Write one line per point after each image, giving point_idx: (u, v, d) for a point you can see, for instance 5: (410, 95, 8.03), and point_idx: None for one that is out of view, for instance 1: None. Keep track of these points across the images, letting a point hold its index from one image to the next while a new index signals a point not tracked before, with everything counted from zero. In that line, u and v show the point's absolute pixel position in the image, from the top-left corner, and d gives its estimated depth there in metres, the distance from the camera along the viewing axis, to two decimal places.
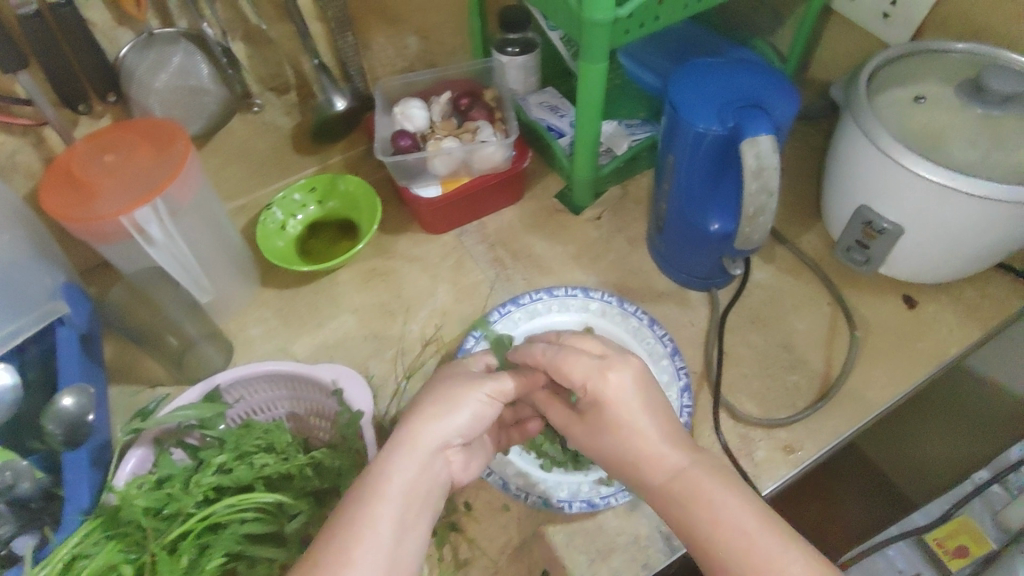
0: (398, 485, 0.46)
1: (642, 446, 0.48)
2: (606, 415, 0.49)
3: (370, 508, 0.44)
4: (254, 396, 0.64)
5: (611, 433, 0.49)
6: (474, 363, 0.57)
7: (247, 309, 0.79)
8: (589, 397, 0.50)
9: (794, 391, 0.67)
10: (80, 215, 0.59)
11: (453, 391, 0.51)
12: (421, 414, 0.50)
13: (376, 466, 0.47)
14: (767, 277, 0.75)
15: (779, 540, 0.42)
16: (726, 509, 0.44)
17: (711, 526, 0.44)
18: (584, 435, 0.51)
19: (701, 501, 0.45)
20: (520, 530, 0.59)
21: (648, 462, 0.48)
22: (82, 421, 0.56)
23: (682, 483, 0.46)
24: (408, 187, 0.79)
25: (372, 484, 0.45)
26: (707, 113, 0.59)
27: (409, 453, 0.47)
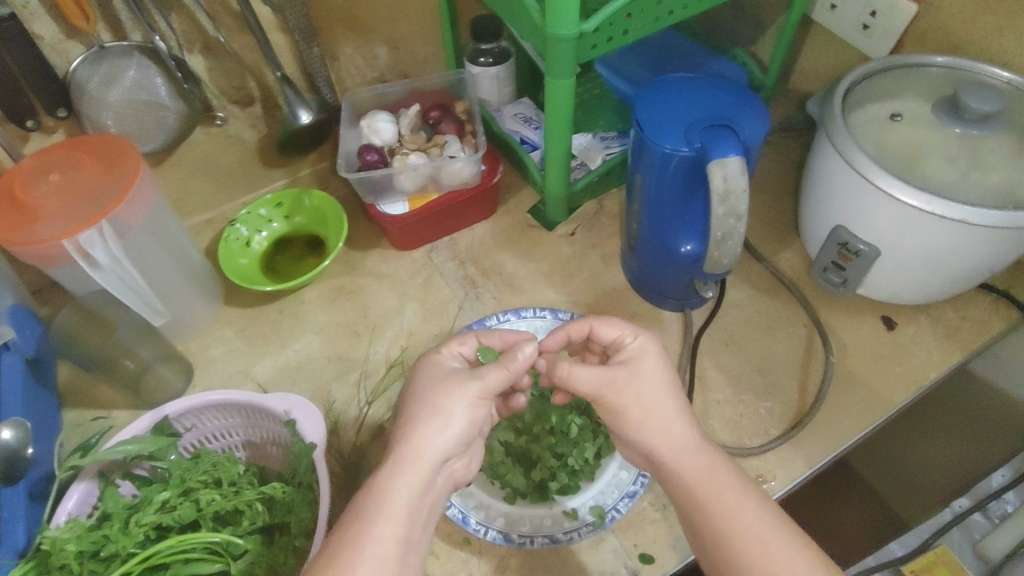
0: (398, 504, 0.44)
1: (659, 441, 0.48)
2: (647, 373, 0.49)
3: (372, 529, 0.42)
4: (207, 424, 0.62)
5: (652, 392, 0.49)
6: (447, 357, 0.54)
7: (209, 328, 0.76)
8: (636, 348, 0.51)
9: (768, 418, 0.64)
10: (21, 238, 0.57)
11: (442, 395, 0.48)
12: (416, 424, 0.47)
13: (376, 484, 0.45)
14: (742, 297, 0.73)
15: (791, 545, 0.42)
16: (747, 519, 0.43)
17: (728, 527, 0.43)
18: (626, 388, 0.49)
19: (717, 502, 0.44)
20: (481, 565, 0.57)
21: (671, 452, 0.47)
22: (17, 456, 0.54)
23: (697, 479, 0.46)
24: (374, 203, 0.77)
25: (373, 504, 0.44)
26: (674, 134, 0.57)
27: (407, 469, 0.45)
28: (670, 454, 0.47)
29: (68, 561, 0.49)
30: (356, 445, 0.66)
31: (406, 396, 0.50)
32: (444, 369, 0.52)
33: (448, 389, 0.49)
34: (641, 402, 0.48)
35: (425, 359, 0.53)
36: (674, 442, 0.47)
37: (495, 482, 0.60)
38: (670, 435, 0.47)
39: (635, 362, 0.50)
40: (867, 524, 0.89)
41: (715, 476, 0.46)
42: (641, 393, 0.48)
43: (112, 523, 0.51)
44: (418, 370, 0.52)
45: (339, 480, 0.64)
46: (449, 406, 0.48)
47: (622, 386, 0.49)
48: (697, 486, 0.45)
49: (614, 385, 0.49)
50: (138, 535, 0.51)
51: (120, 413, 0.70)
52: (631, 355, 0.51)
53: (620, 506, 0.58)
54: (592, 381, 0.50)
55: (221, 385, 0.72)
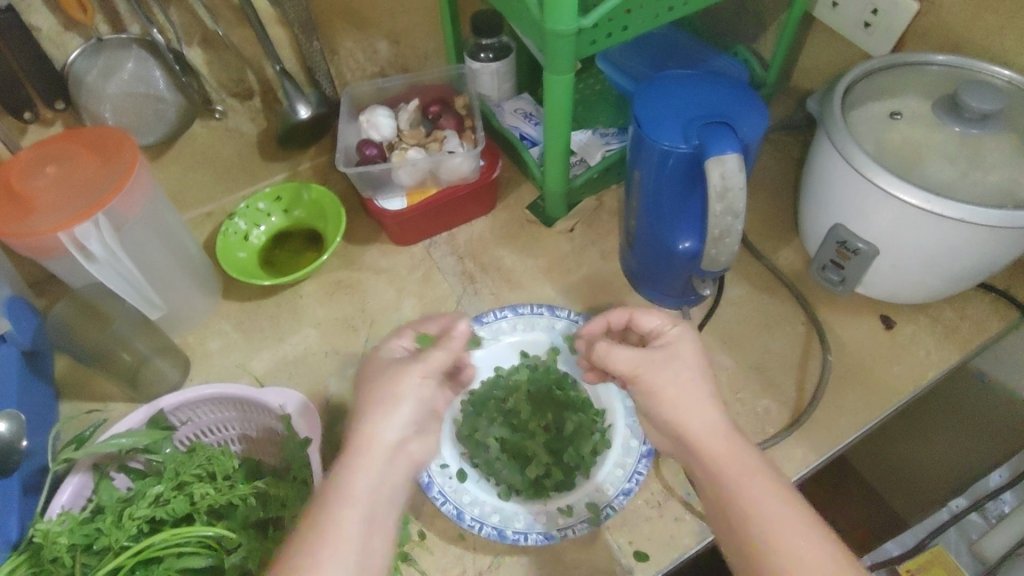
0: (358, 491, 0.44)
1: (688, 425, 0.47)
2: (685, 357, 0.50)
3: (332, 518, 0.42)
4: (202, 418, 0.62)
5: (691, 374, 0.49)
6: (395, 346, 0.53)
7: (207, 322, 0.76)
8: (676, 334, 0.52)
9: (765, 416, 0.64)
10: (16, 230, 0.57)
11: (391, 381, 0.48)
12: (365, 412, 0.47)
13: (333, 475, 0.45)
14: (740, 295, 0.72)
15: (816, 534, 0.42)
16: (772, 506, 0.43)
17: (755, 512, 0.43)
18: (662, 368, 0.49)
19: (745, 486, 0.44)
20: (475, 561, 0.57)
21: (704, 433, 0.46)
22: (13, 447, 0.53)
23: (727, 463, 0.45)
24: (373, 198, 0.76)
25: (333, 494, 0.44)
26: (672, 131, 0.57)
27: (360, 458, 0.45)
28: (702, 435, 0.47)
29: (60, 554, 0.49)
30: None
31: (356, 388, 0.50)
32: (388, 359, 0.51)
33: (389, 375, 0.48)
34: (678, 382, 0.49)
35: (364, 360, 0.52)
36: (709, 424, 0.47)
37: (490, 478, 0.60)
38: (703, 417, 0.47)
39: (673, 346, 0.51)
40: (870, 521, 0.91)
41: (744, 460, 0.45)
42: (676, 376, 0.49)
43: (105, 516, 0.52)
44: (365, 364, 0.51)
45: (335, 475, 0.64)
46: (381, 396, 0.47)
47: (660, 365, 0.49)
48: (728, 469, 0.45)
49: (653, 364, 0.50)
50: (131, 528, 0.51)
51: (116, 406, 0.70)
52: (666, 339, 0.51)
53: (616, 503, 0.56)
54: (629, 360, 0.50)
55: (217, 378, 0.72)
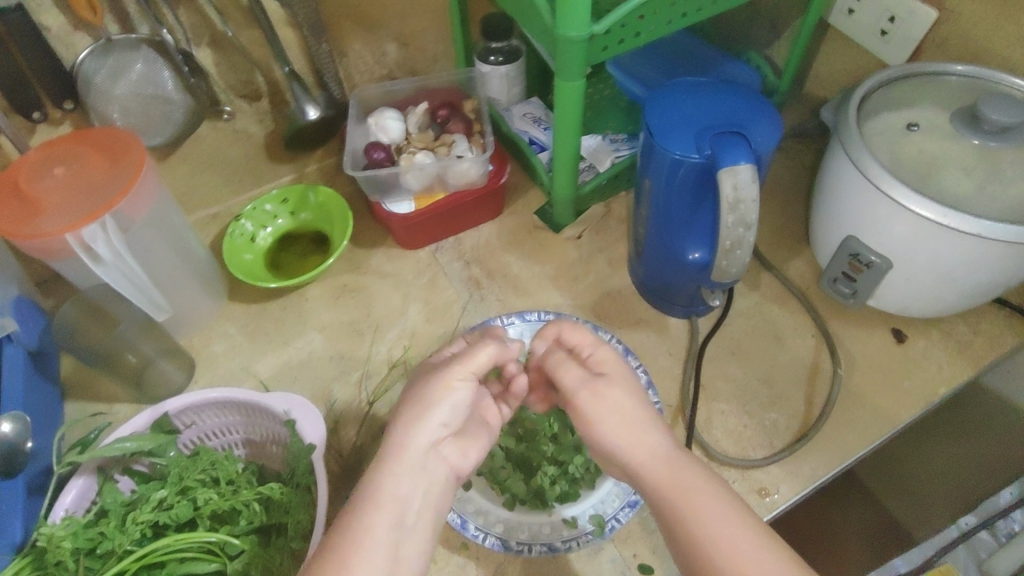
0: (391, 492, 0.45)
1: (626, 440, 0.49)
2: (621, 382, 0.51)
3: (365, 515, 0.43)
4: (207, 421, 0.61)
5: (628, 403, 0.50)
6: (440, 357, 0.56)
7: (212, 323, 0.76)
8: (603, 359, 0.53)
9: (773, 430, 0.63)
10: (23, 231, 0.57)
11: (427, 383, 0.51)
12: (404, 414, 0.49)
13: (368, 476, 0.46)
14: (750, 305, 0.72)
15: (754, 539, 0.42)
16: (713, 513, 0.44)
17: (694, 519, 0.44)
18: (604, 392, 0.50)
19: (686, 499, 0.45)
20: (478, 571, 0.56)
21: (645, 461, 0.47)
22: (18, 450, 0.54)
23: (663, 479, 0.46)
24: (380, 202, 0.76)
25: (367, 494, 0.44)
26: (684, 140, 0.56)
27: (394, 458, 0.46)
28: (642, 456, 0.48)
29: (64, 558, 0.49)
30: (355, 445, 0.66)
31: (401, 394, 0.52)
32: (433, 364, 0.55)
33: (431, 374, 0.51)
34: (620, 412, 0.50)
35: (415, 368, 0.57)
36: (647, 450, 0.48)
37: (494, 488, 0.59)
38: (644, 445, 0.48)
39: (614, 374, 0.52)
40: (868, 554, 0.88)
41: (694, 486, 0.45)
42: (619, 402, 0.50)
43: (108, 520, 0.51)
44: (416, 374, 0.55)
45: (339, 481, 0.63)
46: (421, 396, 0.50)
47: (596, 396, 0.50)
48: (665, 484, 0.46)
49: (596, 390, 0.51)
50: (134, 533, 0.51)
51: (120, 407, 0.69)
52: (602, 363, 0.53)
53: (620, 516, 0.56)
54: (575, 377, 0.52)
55: (222, 381, 0.72)
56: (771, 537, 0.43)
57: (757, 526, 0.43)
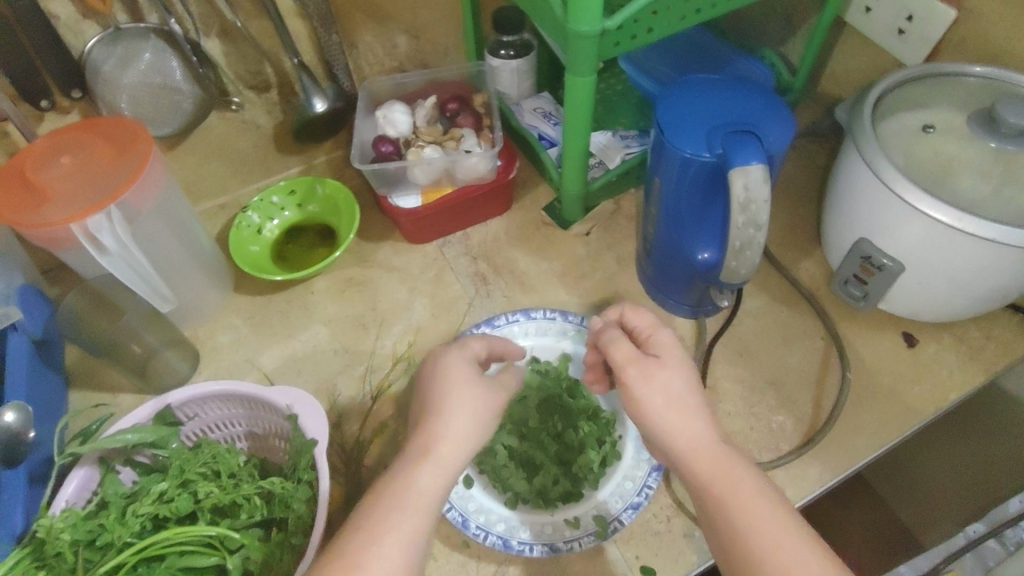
0: (421, 499, 0.44)
1: (676, 425, 0.47)
2: (675, 365, 0.49)
3: (395, 519, 0.43)
4: (209, 413, 0.61)
5: (679, 386, 0.48)
6: (460, 355, 0.52)
7: (217, 315, 0.76)
8: (660, 341, 0.52)
9: (780, 433, 0.62)
10: (28, 220, 0.57)
11: (466, 395, 0.49)
12: (438, 417, 0.48)
13: (398, 478, 0.45)
14: (759, 306, 0.71)
15: (803, 542, 0.42)
16: (760, 507, 0.43)
17: (739, 513, 0.43)
18: (655, 374, 0.49)
19: (731, 490, 0.44)
20: (479, 569, 0.56)
21: (691, 447, 0.46)
22: (20, 439, 0.53)
23: (708, 468, 0.45)
24: (387, 195, 0.76)
25: (396, 496, 0.44)
26: (695, 138, 0.55)
27: (430, 465, 0.46)
28: (688, 442, 0.46)
29: (64, 549, 0.48)
30: (358, 440, 0.65)
31: (427, 390, 0.50)
32: (459, 362, 0.51)
33: (468, 386, 0.49)
34: (669, 394, 0.48)
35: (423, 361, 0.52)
36: (694, 438, 0.46)
37: (496, 485, 0.58)
38: (691, 431, 0.47)
39: (667, 355, 0.50)
40: (873, 557, 0.89)
41: (738, 479, 0.44)
42: (670, 385, 0.48)
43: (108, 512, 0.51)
44: (444, 365, 0.51)
45: (341, 476, 0.63)
46: (458, 406, 0.48)
47: (649, 374, 0.49)
48: (711, 474, 0.45)
49: (645, 368, 0.49)
50: (134, 525, 0.50)
51: (124, 397, 0.70)
52: (660, 346, 0.51)
53: (624, 517, 0.56)
54: (627, 354, 0.50)
55: (226, 374, 0.72)
56: (813, 535, 0.42)
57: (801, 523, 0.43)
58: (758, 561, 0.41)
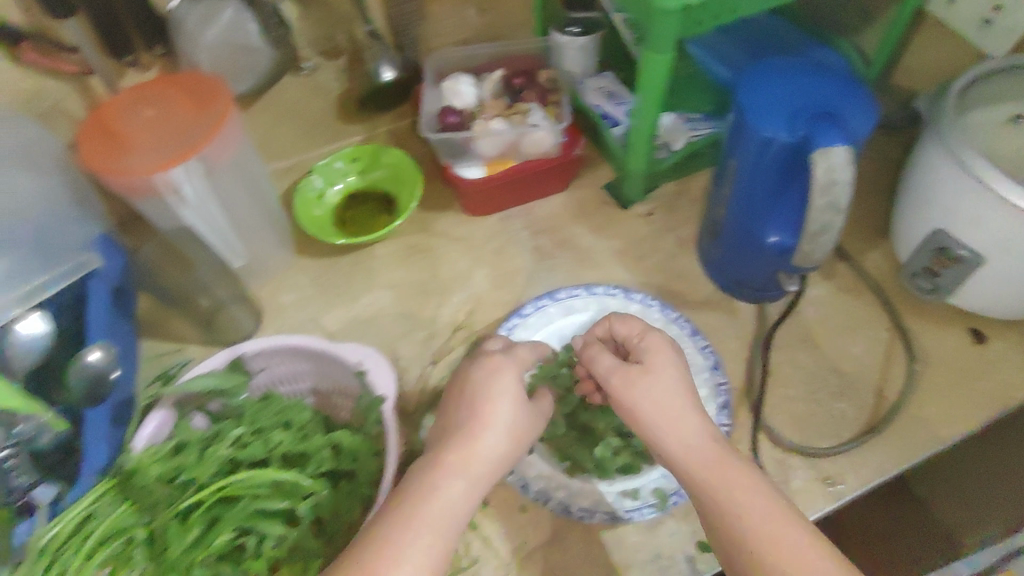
0: (448, 504, 0.47)
1: (670, 428, 0.49)
2: (662, 369, 0.52)
3: (420, 521, 0.45)
4: (278, 367, 0.61)
5: (663, 388, 0.51)
6: (508, 367, 0.53)
7: (281, 274, 0.77)
8: (647, 345, 0.54)
9: (841, 420, 0.62)
10: (112, 168, 0.58)
11: (509, 415, 0.51)
12: (479, 431, 0.50)
13: (425, 481, 0.47)
14: (822, 294, 0.70)
15: (800, 532, 0.44)
16: (756, 502, 0.46)
17: (736, 505, 0.46)
18: (637, 381, 0.52)
19: (724, 483, 0.47)
20: (538, 533, 0.57)
21: (685, 448, 0.49)
22: (104, 379, 0.56)
23: (701, 465, 0.48)
24: (451, 166, 0.76)
25: (421, 498, 0.46)
26: (777, 119, 0.55)
27: (468, 481, 0.48)
28: (680, 442, 0.49)
29: (149, 483, 0.49)
30: (418, 402, 0.66)
31: (473, 395, 0.52)
32: (506, 372, 0.53)
33: (515, 406, 0.52)
34: (652, 398, 0.51)
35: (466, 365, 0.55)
36: (685, 437, 0.49)
37: (556, 455, 0.59)
38: (679, 431, 0.49)
39: (651, 360, 0.53)
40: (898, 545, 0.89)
41: (733, 475, 0.47)
42: (653, 389, 0.51)
43: (189, 451, 0.52)
44: (500, 373, 0.53)
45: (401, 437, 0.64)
46: (497, 422, 0.51)
47: (633, 381, 0.52)
48: (703, 470, 0.48)
49: (627, 375, 0.52)
50: (213, 465, 0.51)
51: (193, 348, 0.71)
52: (645, 350, 0.54)
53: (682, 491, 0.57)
54: (607, 366, 0.54)
55: (291, 331, 0.74)
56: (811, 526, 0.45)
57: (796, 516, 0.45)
58: (758, 555, 0.44)
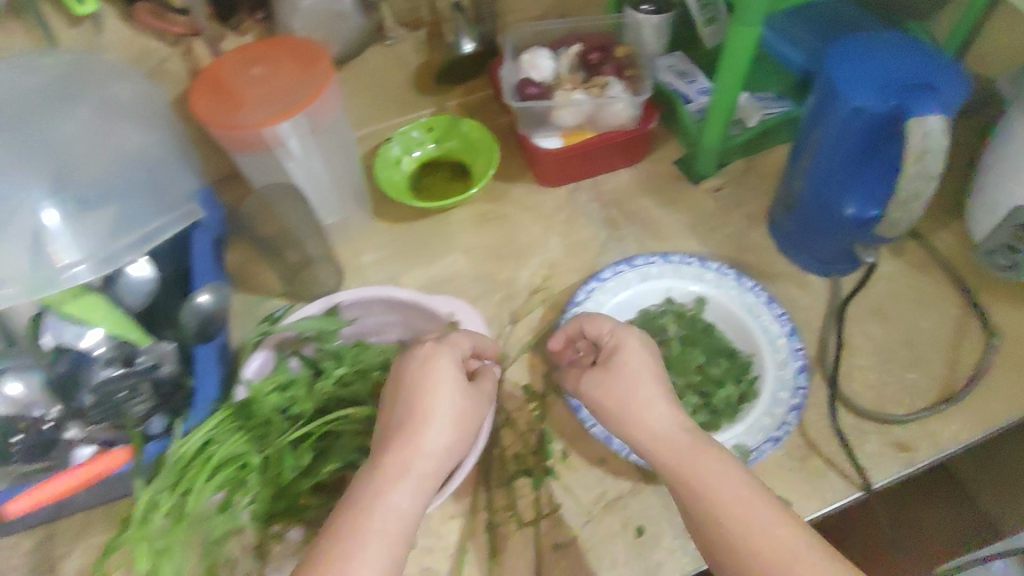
0: (396, 508, 0.46)
1: (643, 419, 0.52)
2: (633, 366, 0.54)
3: (371, 529, 0.45)
4: (369, 317, 0.64)
5: (639, 383, 0.54)
6: (445, 358, 0.53)
7: (360, 237, 0.80)
8: (614, 345, 0.56)
9: (914, 389, 0.64)
10: (223, 122, 0.62)
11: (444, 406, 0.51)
12: (419, 428, 0.50)
13: (371, 486, 0.47)
14: (893, 270, 0.72)
15: (768, 508, 0.47)
16: (726, 486, 0.48)
17: (709, 487, 0.48)
18: (611, 382, 0.54)
19: (694, 469, 0.49)
20: (618, 483, 0.60)
21: (661, 436, 0.51)
22: (213, 318, 0.59)
23: (671, 453, 0.50)
24: (529, 136, 0.79)
25: (368, 503, 0.46)
26: (869, 88, 0.56)
27: (410, 480, 0.48)
28: (654, 435, 0.52)
29: (265, 413, 0.52)
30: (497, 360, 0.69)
31: (411, 391, 0.51)
32: (441, 364, 0.52)
33: (449, 398, 0.51)
34: (626, 393, 0.53)
35: (399, 360, 0.54)
36: (659, 426, 0.52)
37: None
38: (653, 424, 0.52)
39: (619, 360, 0.55)
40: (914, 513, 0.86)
41: (703, 460, 0.49)
42: (631, 386, 0.54)
43: (297, 387, 0.55)
44: (434, 362, 0.52)
45: None
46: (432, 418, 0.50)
47: (608, 380, 0.54)
48: (674, 459, 0.50)
49: (600, 376, 0.55)
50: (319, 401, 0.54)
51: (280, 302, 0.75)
52: (614, 349, 0.56)
53: (765, 448, 0.57)
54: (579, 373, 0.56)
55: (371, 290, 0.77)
56: (778, 504, 0.48)
57: (766, 495, 0.48)
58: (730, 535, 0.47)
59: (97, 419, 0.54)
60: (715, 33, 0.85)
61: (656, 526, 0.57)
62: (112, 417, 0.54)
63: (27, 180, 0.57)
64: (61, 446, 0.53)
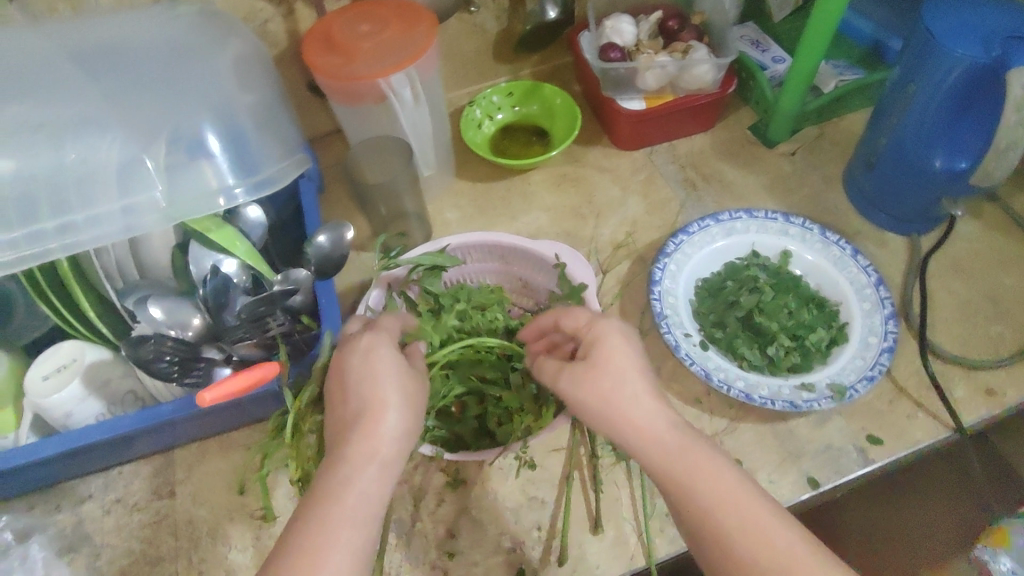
0: (363, 499, 0.43)
1: (631, 424, 0.46)
2: (614, 361, 0.48)
3: (337, 528, 0.42)
4: (469, 264, 0.67)
5: (622, 378, 0.47)
6: (379, 338, 0.50)
7: (444, 196, 0.83)
8: (592, 338, 0.49)
9: (999, 340, 0.66)
10: (337, 75, 0.66)
11: (392, 389, 0.47)
12: (377, 414, 0.46)
13: (331, 481, 0.43)
14: (971, 230, 0.74)
15: (768, 513, 0.44)
16: (721, 488, 0.44)
17: (704, 495, 0.44)
18: (590, 378, 0.48)
19: (690, 475, 0.45)
20: (712, 422, 0.63)
21: (654, 436, 0.46)
22: (333, 256, 0.62)
23: (664, 456, 0.46)
24: (612, 99, 0.82)
25: (329, 499, 0.43)
26: (971, 40, 0.58)
27: (377, 470, 0.44)
28: (643, 435, 0.46)
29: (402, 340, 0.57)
30: None
31: (359, 380, 0.47)
32: (378, 349, 0.49)
33: (394, 380, 0.47)
34: (611, 389, 0.47)
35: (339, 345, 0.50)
36: (649, 425, 0.46)
37: (728, 354, 0.65)
38: (647, 423, 0.46)
39: (598, 353, 0.48)
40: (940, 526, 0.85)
41: (699, 462, 0.45)
42: (614, 380, 0.47)
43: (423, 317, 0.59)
44: (375, 352, 0.48)
45: None
46: (388, 404, 0.46)
47: (586, 376, 0.48)
48: (670, 463, 0.45)
49: (580, 371, 0.48)
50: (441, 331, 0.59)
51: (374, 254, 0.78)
52: (592, 342, 0.49)
53: (860, 387, 0.60)
54: (555, 370, 0.50)
55: None
56: (777, 507, 0.44)
57: (766, 500, 0.44)
58: (727, 542, 0.43)
59: (239, 336, 0.57)
60: (782, 3, 0.88)
61: (753, 461, 0.60)
62: (256, 336, 0.57)
63: (179, 106, 0.57)
64: (204, 365, 0.57)
